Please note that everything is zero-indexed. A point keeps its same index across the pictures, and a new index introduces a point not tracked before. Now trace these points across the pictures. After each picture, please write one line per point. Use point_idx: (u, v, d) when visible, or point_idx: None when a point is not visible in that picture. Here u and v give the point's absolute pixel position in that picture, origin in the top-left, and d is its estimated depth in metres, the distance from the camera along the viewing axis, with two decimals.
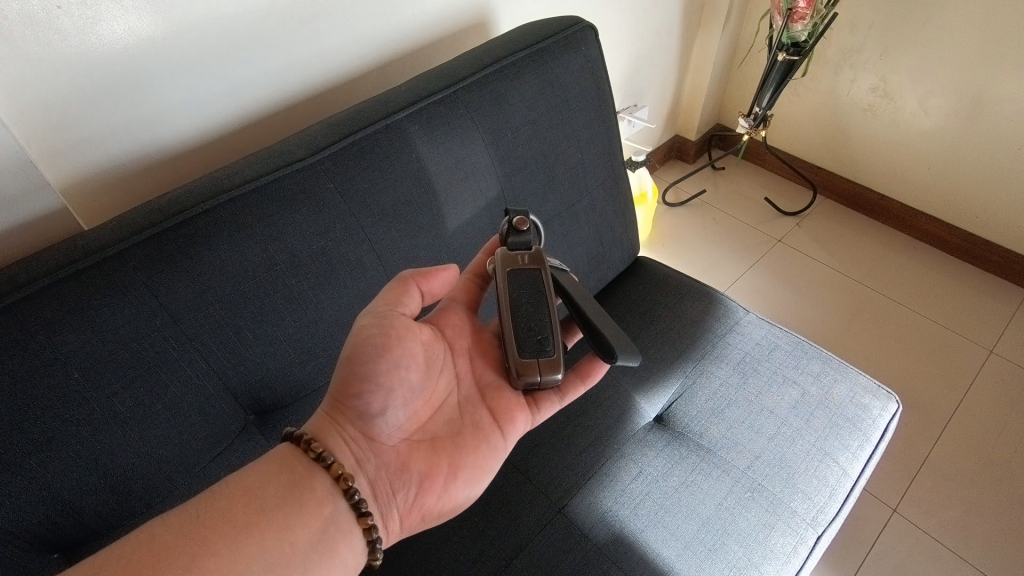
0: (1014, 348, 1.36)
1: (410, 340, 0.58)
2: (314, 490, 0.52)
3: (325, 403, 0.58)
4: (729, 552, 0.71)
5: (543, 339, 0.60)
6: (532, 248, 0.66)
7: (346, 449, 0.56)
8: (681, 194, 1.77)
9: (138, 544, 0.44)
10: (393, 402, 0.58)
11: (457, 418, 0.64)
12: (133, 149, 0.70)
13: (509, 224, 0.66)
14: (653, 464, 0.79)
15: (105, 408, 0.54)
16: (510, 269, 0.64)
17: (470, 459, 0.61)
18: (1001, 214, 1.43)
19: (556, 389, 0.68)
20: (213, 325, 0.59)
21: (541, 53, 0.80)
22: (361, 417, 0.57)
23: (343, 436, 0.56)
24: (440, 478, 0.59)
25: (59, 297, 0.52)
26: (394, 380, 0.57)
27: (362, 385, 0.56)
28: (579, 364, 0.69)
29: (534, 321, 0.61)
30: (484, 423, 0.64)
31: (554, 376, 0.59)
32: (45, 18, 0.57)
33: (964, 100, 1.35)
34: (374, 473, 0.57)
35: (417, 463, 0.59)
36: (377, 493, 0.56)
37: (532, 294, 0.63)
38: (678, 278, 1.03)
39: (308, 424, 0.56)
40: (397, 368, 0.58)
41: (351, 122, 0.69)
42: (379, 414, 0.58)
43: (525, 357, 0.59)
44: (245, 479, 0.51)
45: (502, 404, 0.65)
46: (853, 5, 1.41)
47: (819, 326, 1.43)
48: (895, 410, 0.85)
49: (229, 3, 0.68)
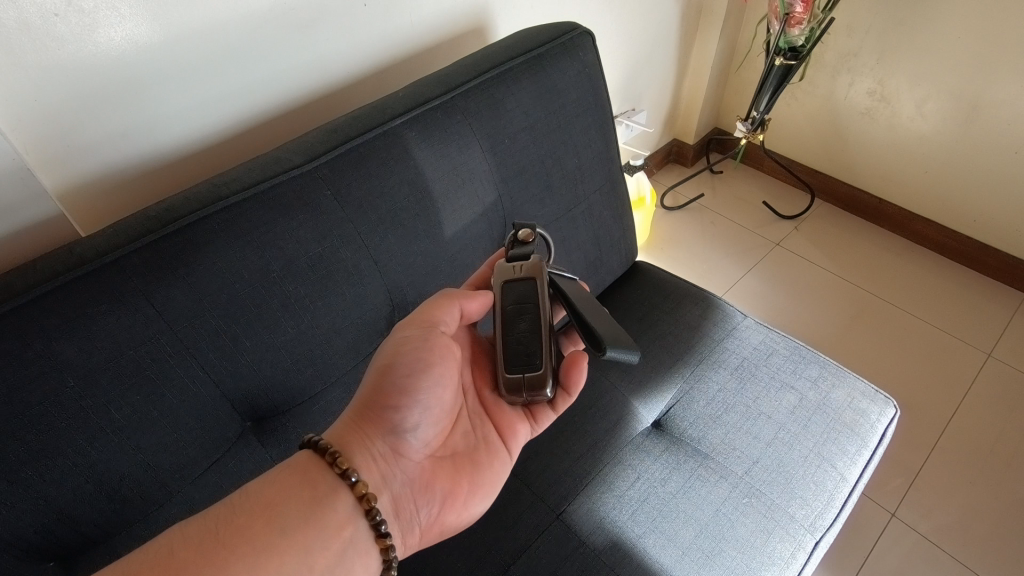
0: (1012, 352, 1.36)
1: (450, 359, 0.61)
2: (337, 510, 0.52)
3: (345, 414, 0.58)
4: (727, 558, 0.71)
5: (531, 355, 0.60)
6: (531, 258, 0.65)
7: (377, 465, 0.56)
8: (680, 197, 1.77)
9: (143, 562, 0.45)
10: (424, 420, 0.60)
11: (471, 433, 0.65)
12: (131, 156, 0.70)
13: (512, 238, 0.65)
14: (651, 469, 0.79)
15: (101, 416, 0.54)
16: (504, 279, 0.63)
17: (487, 474, 0.63)
18: (999, 217, 1.43)
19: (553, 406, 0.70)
20: (210, 332, 0.59)
21: (538, 58, 0.81)
22: (392, 432, 0.58)
23: (371, 452, 0.56)
24: (462, 495, 0.61)
25: (55, 306, 0.52)
26: (428, 398, 0.59)
27: (398, 403, 0.58)
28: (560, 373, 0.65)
29: (522, 334, 0.60)
30: (495, 440, 0.65)
31: (540, 391, 0.60)
32: (42, 26, 0.57)
33: (960, 105, 1.35)
34: (399, 490, 0.58)
35: (441, 482, 0.61)
36: (401, 509, 0.58)
37: (525, 304, 0.61)
38: (676, 283, 1.03)
39: (330, 433, 0.56)
40: (431, 386, 0.59)
41: (349, 129, 0.69)
42: (409, 432, 0.59)
43: (512, 371, 0.60)
44: (267, 493, 0.51)
45: (510, 420, 0.66)
46: (850, 10, 1.41)
47: (818, 329, 1.43)
48: (893, 415, 0.85)
49: (227, 10, 0.69)
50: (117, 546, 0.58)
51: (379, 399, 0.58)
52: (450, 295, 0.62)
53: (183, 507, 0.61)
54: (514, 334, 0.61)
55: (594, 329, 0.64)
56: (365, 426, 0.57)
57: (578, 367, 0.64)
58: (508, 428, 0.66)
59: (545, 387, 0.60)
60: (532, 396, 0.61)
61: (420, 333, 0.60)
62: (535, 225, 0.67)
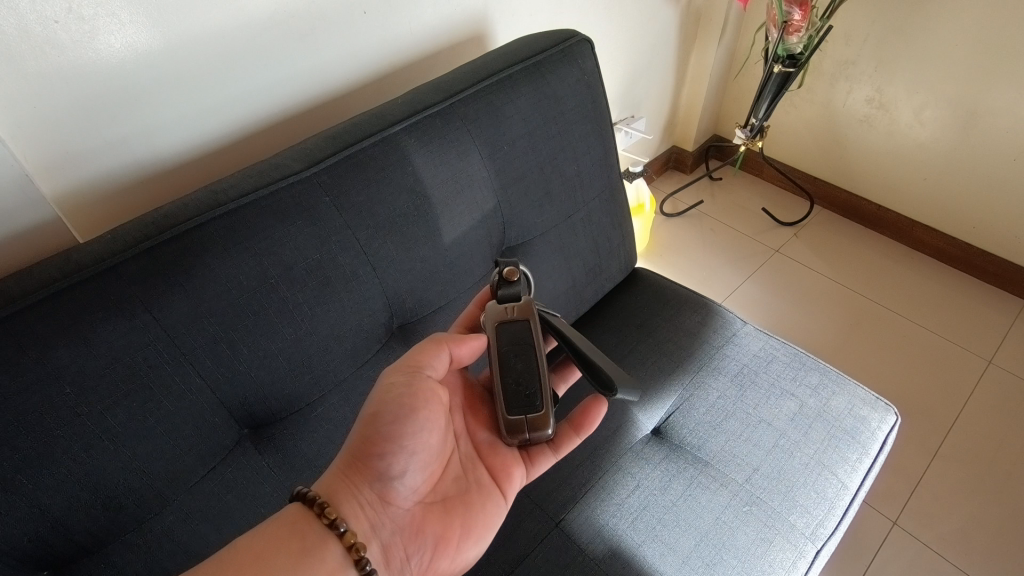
0: (1013, 359, 1.36)
1: (435, 404, 0.60)
2: (325, 562, 0.52)
3: (337, 462, 0.57)
4: (726, 567, 0.70)
5: (531, 395, 0.61)
6: (522, 299, 0.65)
7: (365, 514, 0.56)
8: (678, 204, 1.78)
9: None
10: (412, 465, 0.59)
11: (463, 477, 0.64)
12: (130, 163, 0.70)
13: (499, 276, 0.65)
14: (650, 476, 0.78)
15: (97, 423, 0.54)
16: (499, 323, 0.63)
17: (480, 517, 0.62)
18: (997, 224, 1.43)
19: (553, 444, 0.69)
20: (207, 339, 0.59)
21: (537, 65, 0.81)
22: (379, 480, 0.57)
23: (359, 501, 0.56)
24: (453, 539, 0.60)
25: (52, 312, 0.52)
26: (415, 444, 0.58)
27: (385, 451, 0.57)
28: (573, 415, 0.69)
29: (522, 376, 0.61)
30: (488, 482, 0.65)
31: (543, 431, 0.61)
32: (42, 33, 0.57)
33: (958, 113, 1.36)
34: (388, 538, 0.57)
35: (431, 527, 0.60)
36: (392, 557, 0.57)
37: (523, 348, 0.62)
38: (675, 290, 1.03)
39: (320, 483, 0.55)
40: (417, 432, 0.58)
41: (348, 136, 0.70)
42: (397, 479, 0.58)
43: (513, 415, 0.60)
44: (256, 544, 0.51)
45: (503, 462, 0.66)
46: (847, 18, 1.42)
47: (818, 335, 1.43)
48: (894, 422, 0.85)
49: (228, 18, 0.69)
50: (112, 555, 0.57)
51: (366, 447, 0.57)
52: (438, 341, 0.62)
53: (177, 517, 0.60)
54: (513, 376, 0.61)
55: (600, 368, 0.65)
56: (353, 474, 0.57)
57: (594, 408, 0.68)
58: (500, 470, 0.65)
59: (547, 427, 0.61)
60: (535, 437, 0.62)
61: (405, 379, 0.59)
62: (517, 262, 0.67)
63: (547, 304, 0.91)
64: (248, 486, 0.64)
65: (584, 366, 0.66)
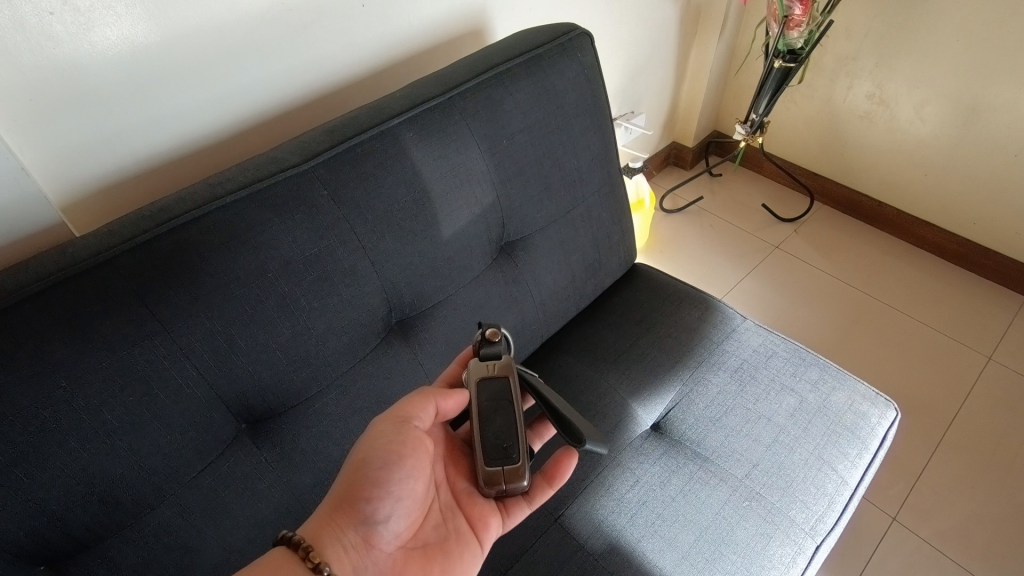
0: (1013, 355, 1.36)
1: (423, 451, 0.60)
2: None
3: (324, 503, 0.57)
4: (726, 562, 0.70)
5: (508, 448, 0.61)
6: (503, 358, 0.66)
7: (348, 557, 0.55)
8: (678, 200, 1.77)
9: None
10: (397, 511, 0.59)
11: (442, 525, 0.63)
12: (127, 157, 0.70)
13: (481, 336, 0.66)
14: (650, 472, 0.78)
15: (93, 418, 0.54)
16: (480, 379, 0.63)
17: (458, 565, 0.61)
18: (998, 220, 1.43)
19: (528, 495, 0.68)
20: (204, 334, 0.58)
21: (536, 59, 0.80)
22: (365, 523, 0.57)
23: (343, 544, 0.55)
24: None
25: (48, 306, 0.52)
26: (400, 490, 0.58)
27: (372, 494, 0.57)
28: (546, 466, 0.68)
29: (500, 432, 0.61)
30: (467, 531, 0.64)
31: (518, 484, 0.61)
32: (38, 25, 0.57)
33: (959, 109, 1.35)
34: None
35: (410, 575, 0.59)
36: None
37: (501, 407, 0.62)
38: (675, 285, 1.03)
39: (306, 527, 0.55)
40: (404, 479, 0.58)
41: (346, 129, 0.69)
42: (382, 523, 0.58)
43: (491, 466, 0.60)
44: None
45: (481, 512, 0.65)
46: (848, 13, 1.41)
47: (817, 332, 1.42)
48: (894, 418, 0.85)
49: (226, 11, 0.69)
50: (109, 550, 0.57)
51: (354, 491, 0.57)
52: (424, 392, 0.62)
53: (175, 511, 0.60)
54: (491, 432, 0.61)
55: (572, 421, 0.64)
56: (338, 518, 0.56)
57: (566, 461, 0.67)
58: (480, 519, 0.64)
59: (522, 481, 0.61)
60: (511, 489, 0.61)
61: (395, 426, 0.59)
62: (499, 323, 0.68)
63: (547, 299, 0.91)
64: (246, 481, 0.64)
65: (560, 422, 0.65)
